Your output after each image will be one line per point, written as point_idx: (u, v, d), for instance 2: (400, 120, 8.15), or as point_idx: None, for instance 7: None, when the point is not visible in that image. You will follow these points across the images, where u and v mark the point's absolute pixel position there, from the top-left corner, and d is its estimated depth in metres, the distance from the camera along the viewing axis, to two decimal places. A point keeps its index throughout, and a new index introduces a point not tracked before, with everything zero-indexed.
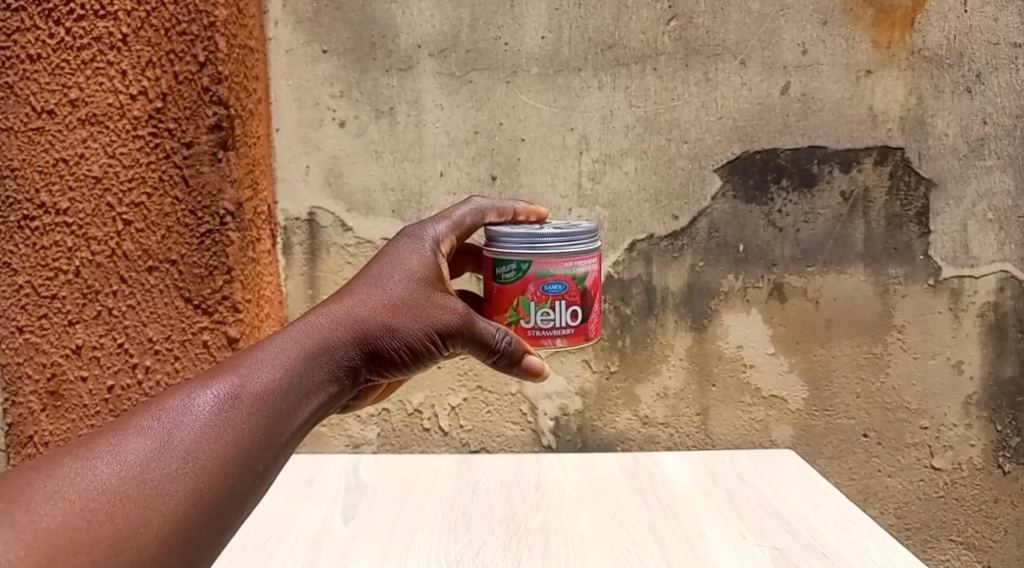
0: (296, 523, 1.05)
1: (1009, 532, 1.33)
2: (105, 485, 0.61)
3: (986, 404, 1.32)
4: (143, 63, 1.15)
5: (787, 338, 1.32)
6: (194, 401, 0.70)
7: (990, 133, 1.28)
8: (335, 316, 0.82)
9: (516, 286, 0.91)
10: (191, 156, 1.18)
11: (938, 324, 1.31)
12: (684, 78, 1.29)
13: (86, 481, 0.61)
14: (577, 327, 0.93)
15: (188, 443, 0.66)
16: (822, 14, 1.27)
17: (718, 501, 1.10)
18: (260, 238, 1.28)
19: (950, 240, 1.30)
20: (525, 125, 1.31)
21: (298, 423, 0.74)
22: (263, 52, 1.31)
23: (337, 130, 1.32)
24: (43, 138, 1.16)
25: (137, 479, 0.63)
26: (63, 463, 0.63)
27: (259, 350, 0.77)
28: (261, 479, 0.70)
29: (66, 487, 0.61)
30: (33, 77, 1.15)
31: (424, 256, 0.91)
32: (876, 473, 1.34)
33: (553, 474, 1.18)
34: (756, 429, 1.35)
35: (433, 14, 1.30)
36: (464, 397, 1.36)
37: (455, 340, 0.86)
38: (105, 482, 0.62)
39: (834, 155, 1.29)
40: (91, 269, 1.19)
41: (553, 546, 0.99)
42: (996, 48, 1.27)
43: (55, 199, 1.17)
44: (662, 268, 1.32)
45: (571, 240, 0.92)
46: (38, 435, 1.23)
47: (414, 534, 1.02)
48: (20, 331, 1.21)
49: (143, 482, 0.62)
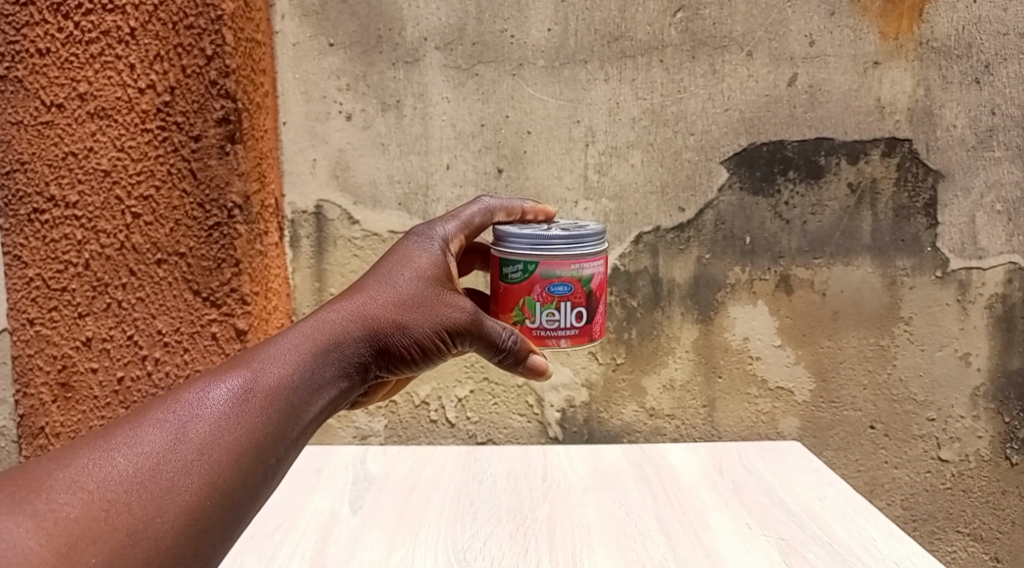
0: (305, 513, 1.06)
1: (1016, 523, 1.34)
2: (122, 476, 0.62)
3: (993, 396, 1.32)
4: (151, 57, 1.16)
5: (794, 329, 1.33)
6: (208, 395, 0.71)
7: (999, 124, 1.27)
8: (346, 312, 0.82)
9: (522, 286, 0.92)
10: (199, 149, 1.18)
11: (945, 315, 1.31)
12: (690, 70, 1.29)
13: (104, 472, 0.62)
14: (582, 328, 0.94)
15: (203, 437, 0.67)
16: (829, 5, 1.27)
17: (724, 491, 1.10)
18: (268, 231, 1.29)
19: (957, 231, 1.29)
20: (531, 118, 1.31)
21: (310, 417, 0.75)
22: (270, 46, 1.32)
23: (344, 123, 1.33)
24: (52, 132, 1.17)
25: (154, 471, 0.63)
26: (81, 454, 0.64)
27: (272, 345, 0.78)
28: (273, 473, 0.71)
29: (85, 477, 0.62)
30: (42, 71, 1.16)
31: (434, 254, 0.91)
32: (882, 465, 1.34)
33: (560, 465, 1.19)
34: (763, 421, 1.35)
35: (439, 6, 1.30)
36: (471, 389, 1.37)
37: (463, 338, 0.87)
38: (123, 473, 0.62)
39: (841, 146, 1.29)
40: (101, 262, 1.20)
41: (560, 537, 0.99)
42: (1004, 39, 1.26)
43: (65, 192, 1.18)
44: (669, 260, 1.32)
45: (578, 242, 0.92)
46: (49, 426, 1.25)
47: (422, 524, 1.03)
48: (31, 323, 1.22)
49: (160, 473, 0.63)
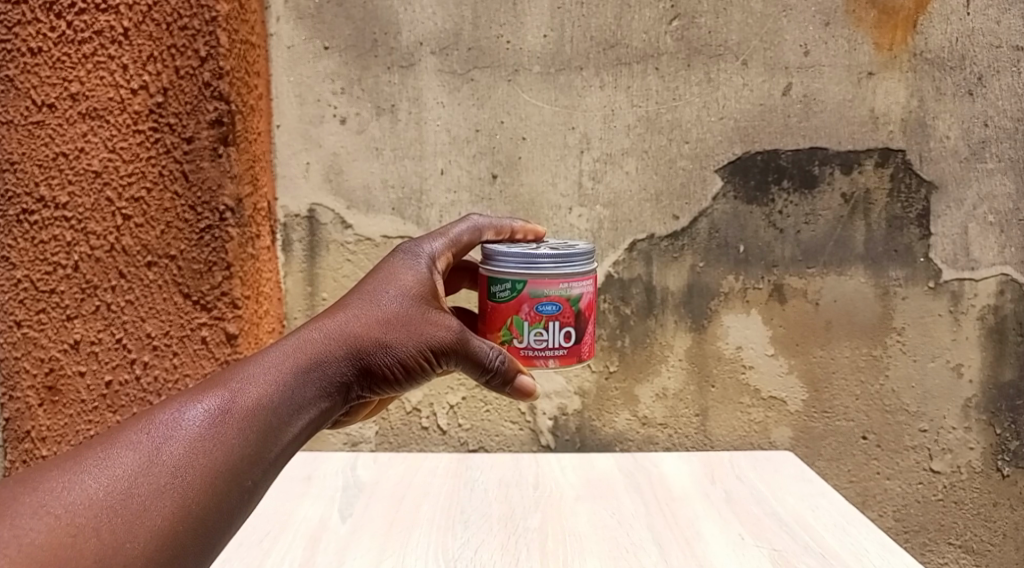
0: (294, 520, 1.05)
1: (1008, 535, 1.34)
2: (91, 500, 0.61)
3: (985, 407, 1.32)
4: (144, 58, 1.15)
5: (787, 338, 1.33)
6: (184, 415, 0.70)
7: (992, 135, 1.28)
8: (329, 330, 0.81)
9: (510, 306, 0.91)
10: (191, 151, 1.18)
11: (938, 326, 1.31)
12: (685, 78, 1.29)
13: (73, 496, 0.62)
14: (570, 348, 0.93)
15: (177, 458, 0.66)
16: (825, 15, 1.27)
17: (717, 501, 1.10)
18: (260, 234, 1.28)
19: (950, 242, 1.30)
20: (526, 124, 1.31)
21: (290, 438, 0.74)
22: (264, 48, 1.31)
23: (338, 127, 1.32)
24: (42, 132, 1.16)
25: (125, 494, 0.63)
26: (51, 478, 0.63)
27: (251, 364, 0.77)
28: (250, 495, 0.70)
29: (53, 501, 0.61)
30: (34, 71, 1.15)
31: (420, 272, 0.90)
32: (875, 476, 1.34)
33: (552, 474, 1.18)
34: (755, 430, 1.35)
35: (435, 11, 1.30)
36: (463, 396, 1.36)
37: (449, 357, 0.85)
38: (92, 497, 0.62)
39: (835, 156, 1.29)
40: (91, 264, 1.19)
41: (552, 546, 0.99)
42: (998, 51, 1.27)
43: (54, 193, 1.17)
44: (662, 268, 1.32)
45: (567, 262, 0.91)
46: (35, 430, 1.23)
47: (412, 532, 1.02)
48: (18, 325, 1.21)
49: (130, 497, 0.63)
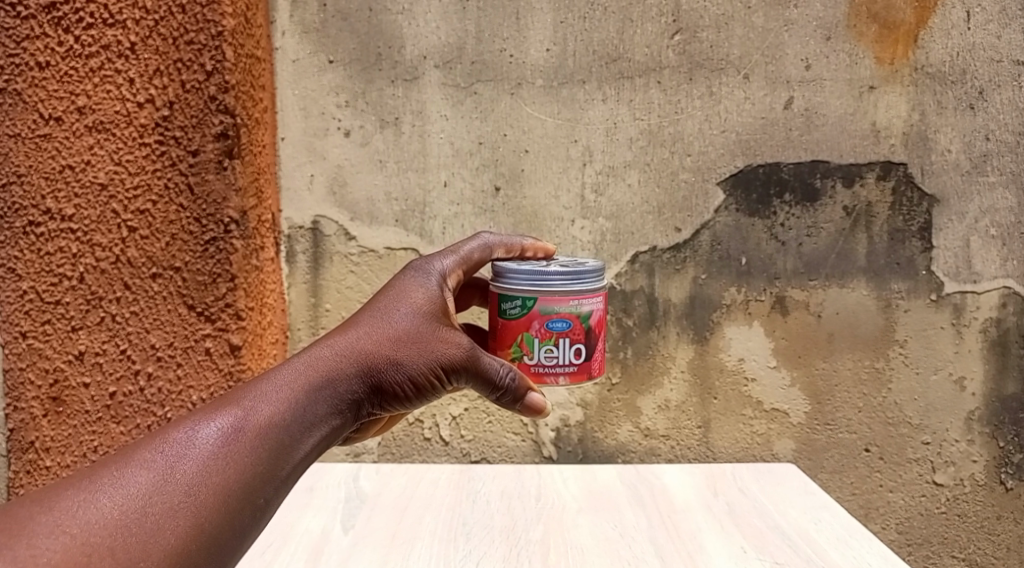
0: (296, 532, 1.05)
1: (1012, 549, 1.33)
2: (105, 520, 0.62)
3: (987, 420, 1.32)
4: (151, 72, 1.16)
5: (789, 350, 1.33)
6: (197, 434, 0.70)
7: (993, 149, 1.28)
8: (340, 348, 0.81)
9: (521, 322, 0.92)
10: (196, 164, 1.18)
11: (941, 339, 1.31)
12: (687, 91, 1.30)
13: (88, 515, 0.62)
14: (580, 365, 0.93)
15: (190, 477, 0.67)
16: (826, 30, 1.28)
17: (719, 514, 1.10)
18: (264, 246, 1.29)
19: (952, 255, 1.30)
20: (529, 137, 1.31)
21: (301, 456, 0.74)
22: (270, 62, 1.32)
23: (342, 139, 1.33)
24: (49, 145, 1.17)
25: (139, 513, 0.63)
26: (66, 497, 0.64)
27: (264, 382, 0.77)
28: (262, 513, 0.70)
29: (68, 520, 0.62)
30: (42, 85, 1.16)
31: (430, 290, 0.90)
32: (878, 488, 1.34)
33: (554, 485, 1.19)
34: (758, 442, 1.35)
35: (439, 25, 1.31)
36: (465, 407, 1.36)
37: (459, 374, 0.85)
38: (107, 516, 0.62)
39: (836, 169, 1.30)
40: (96, 275, 1.19)
41: (553, 559, 0.98)
42: (998, 65, 1.28)
43: (61, 206, 1.18)
44: (665, 280, 1.32)
45: (577, 279, 0.92)
46: (39, 441, 1.24)
47: (414, 544, 1.02)
48: (23, 336, 1.21)
49: (144, 517, 0.63)
